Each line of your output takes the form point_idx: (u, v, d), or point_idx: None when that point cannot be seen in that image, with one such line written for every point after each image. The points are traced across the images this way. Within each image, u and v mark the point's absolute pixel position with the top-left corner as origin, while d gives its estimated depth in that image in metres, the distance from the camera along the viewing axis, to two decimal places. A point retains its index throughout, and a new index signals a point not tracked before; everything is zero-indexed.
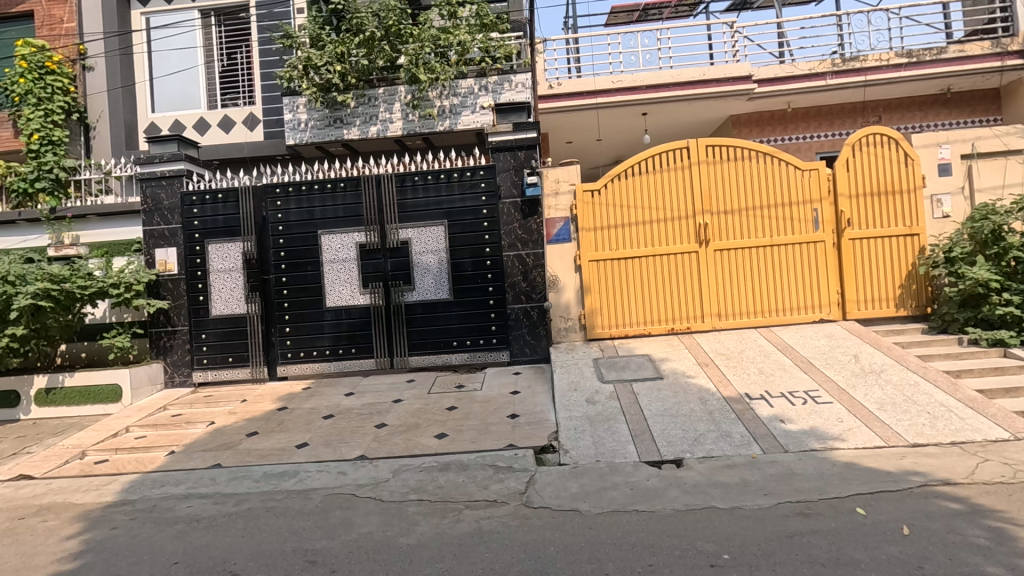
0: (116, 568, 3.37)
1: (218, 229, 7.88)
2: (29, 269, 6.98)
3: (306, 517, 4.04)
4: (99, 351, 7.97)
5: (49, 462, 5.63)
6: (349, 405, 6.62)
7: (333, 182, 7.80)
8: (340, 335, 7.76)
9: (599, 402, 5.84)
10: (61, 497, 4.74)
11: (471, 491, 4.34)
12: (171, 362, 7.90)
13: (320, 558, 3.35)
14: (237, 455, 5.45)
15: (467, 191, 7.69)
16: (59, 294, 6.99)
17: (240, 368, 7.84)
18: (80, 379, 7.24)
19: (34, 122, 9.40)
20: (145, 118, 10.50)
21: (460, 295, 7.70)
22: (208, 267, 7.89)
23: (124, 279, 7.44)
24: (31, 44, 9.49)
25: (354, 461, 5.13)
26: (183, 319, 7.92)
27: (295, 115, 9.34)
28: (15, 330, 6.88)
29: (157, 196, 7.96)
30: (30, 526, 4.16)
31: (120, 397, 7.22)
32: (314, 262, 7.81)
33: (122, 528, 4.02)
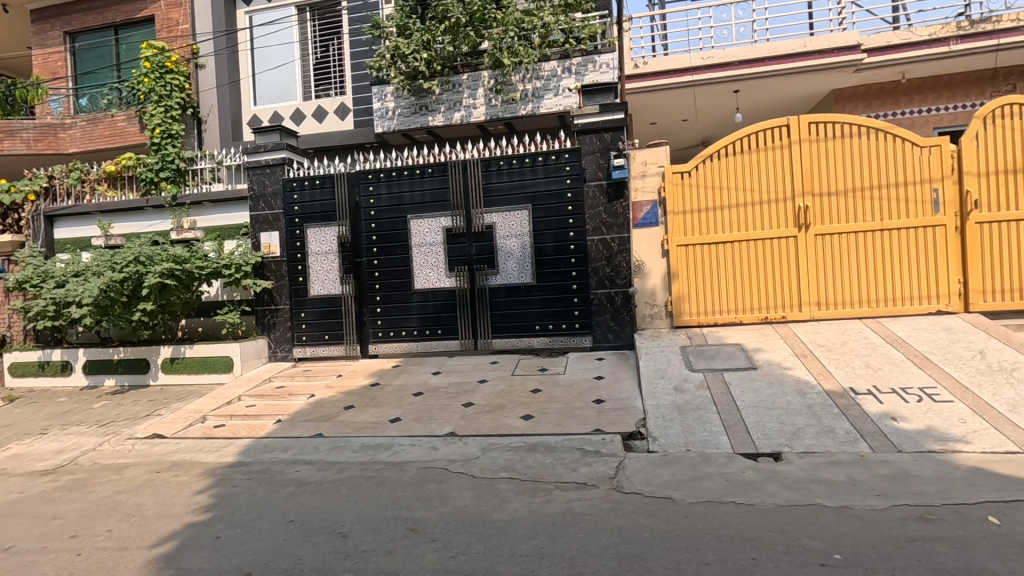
0: (240, 521, 3.71)
1: (315, 214, 8.36)
2: (155, 251, 7.71)
3: (403, 487, 4.24)
4: (213, 326, 8.74)
5: (176, 423, 6.27)
6: (437, 383, 6.86)
7: (421, 168, 8.03)
8: (427, 317, 8.03)
9: (688, 391, 5.68)
10: (189, 456, 5.28)
11: (560, 472, 4.38)
12: (274, 338, 8.51)
13: (419, 526, 3.51)
14: (336, 426, 5.81)
15: (552, 175, 7.66)
16: (181, 273, 7.73)
17: (335, 346, 8.32)
18: (198, 351, 7.99)
19: (156, 117, 10.38)
20: (249, 111, 11.23)
21: (543, 280, 7.71)
22: (307, 249, 8.41)
23: (234, 261, 8.09)
24: (153, 46, 10.46)
25: (444, 437, 5.32)
26: (285, 299, 8.48)
27: (383, 103, 9.67)
28: (146, 305, 7.68)
29: (262, 183, 8.54)
30: (166, 480, 4.67)
31: (231, 368, 7.89)
32: (403, 246, 8.12)
33: (242, 486, 4.42)
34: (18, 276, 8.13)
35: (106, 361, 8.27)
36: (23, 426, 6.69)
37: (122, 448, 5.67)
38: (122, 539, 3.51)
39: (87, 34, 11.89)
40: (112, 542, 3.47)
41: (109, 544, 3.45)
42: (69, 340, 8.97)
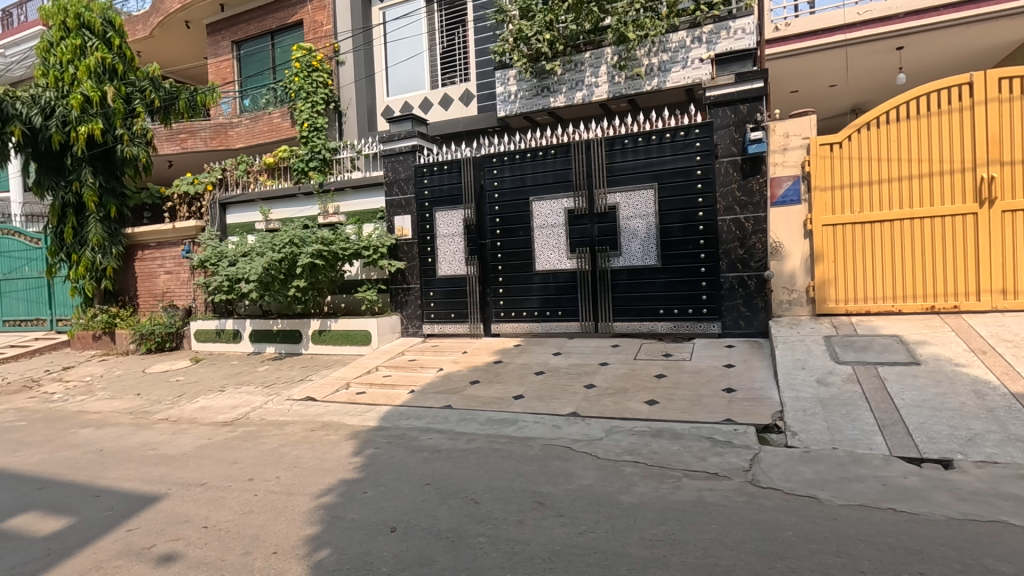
0: (384, 480, 4.06)
1: (444, 198, 8.77)
2: (306, 234, 8.56)
3: (529, 461, 4.37)
4: (354, 302, 9.57)
5: (326, 388, 7.00)
6: (558, 364, 6.94)
7: (544, 150, 8.07)
8: (548, 298, 8.12)
9: (834, 384, 5.18)
10: (337, 418, 5.88)
11: (688, 460, 4.23)
12: (406, 315, 9.13)
13: (547, 501, 3.59)
14: (464, 400, 6.11)
15: (680, 152, 7.30)
16: (328, 254, 8.52)
17: (460, 324, 8.73)
18: (341, 324, 8.81)
19: (305, 113, 11.39)
20: (383, 102, 11.96)
21: (668, 262, 7.43)
22: (436, 232, 8.87)
23: (372, 243, 8.76)
24: (303, 48, 11.53)
25: (567, 417, 5.38)
26: (416, 278, 9.04)
27: (506, 87, 9.79)
28: (299, 283, 8.59)
29: (396, 170, 9.11)
30: (319, 437, 5.23)
31: (369, 341, 8.60)
32: (525, 227, 8.25)
33: (383, 449, 4.82)
34: (201, 256, 9.48)
35: (267, 330, 9.42)
36: (206, 383, 7.86)
37: (282, 407, 6.44)
38: (288, 485, 4.01)
39: (250, 42, 13.40)
40: (281, 488, 3.96)
41: (279, 489, 3.95)
42: (238, 311, 10.35)
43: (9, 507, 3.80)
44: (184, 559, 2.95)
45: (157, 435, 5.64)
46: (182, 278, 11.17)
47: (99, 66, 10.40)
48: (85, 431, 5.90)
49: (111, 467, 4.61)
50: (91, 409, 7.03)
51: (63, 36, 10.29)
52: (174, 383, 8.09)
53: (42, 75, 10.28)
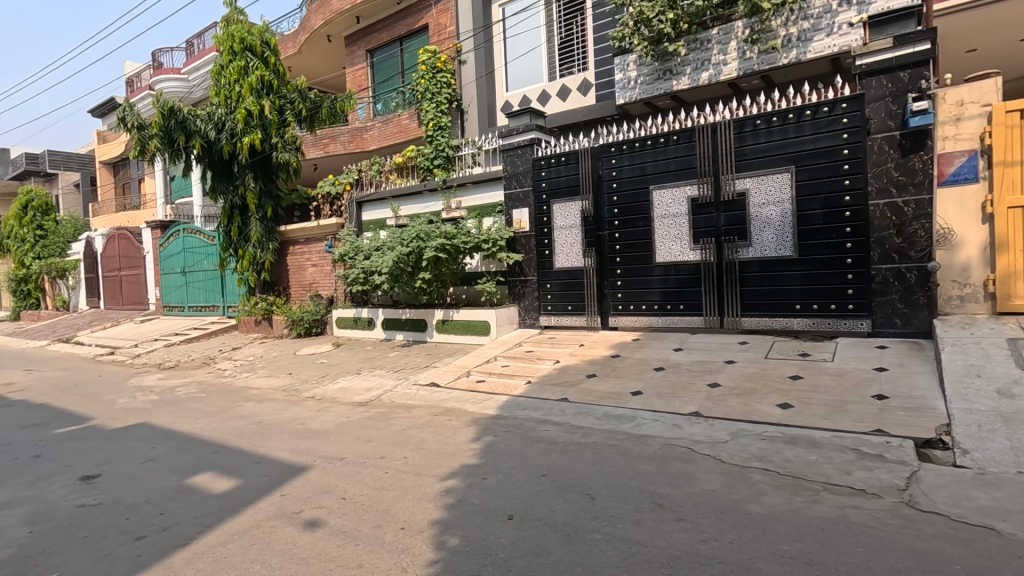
0: (502, 468, 4.17)
1: (561, 189, 8.78)
2: (431, 228, 9.03)
3: (647, 460, 4.23)
4: (474, 294, 9.94)
5: (449, 375, 7.37)
6: (679, 360, 6.65)
7: (666, 137, 7.73)
8: (669, 291, 7.79)
9: (1019, 397, 4.37)
10: (459, 405, 6.16)
11: (829, 472, 3.82)
12: (524, 307, 9.28)
13: (666, 502, 3.45)
14: (580, 393, 6.09)
15: (822, 131, 6.59)
16: (451, 247, 8.92)
17: (577, 316, 8.70)
18: (463, 315, 9.20)
19: (431, 113, 12.01)
20: (502, 97, 12.17)
21: (806, 252, 6.76)
22: (553, 224, 8.90)
23: (492, 236, 9.01)
24: (428, 50, 12.13)
25: (689, 416, 5.12)
26: (533, 270, 9.15)
27: (625, 73, 9.48)
28: (425, 275, 9.09)
29: (515, 164, 9.27)
30: (442, 422, 5.52)
31: (489, 331, 8.88)
32: (645, 218, 7.97)
33: (501, 437, 4.95)
34: (341, 250, 10.39)
35: (397, 319, 10.12)
36: (345, 366, 8.66)
37: (410, 391, 6.90)
38: (415, 466, 4.27)
39: (382, 50, 14.37)
40: (408, 468, 4.24)
41: (406, 469, 4.23)
42: (372, 301, 11.22)
43: (193, 466, 4.49)
44: (326, 526, 3.27)
45: (304, 411, 6.32)
46: (325, 271, 12.37)
47: (258, 83, 11.80)
48: (249, 405, 6.78)
49: (268, 438, 5.24)
50: (254, 385, 8.06)
51: (231, 59, 11.82)
52: (319, 365, 9.01)
53: (216, 94, 11.90)
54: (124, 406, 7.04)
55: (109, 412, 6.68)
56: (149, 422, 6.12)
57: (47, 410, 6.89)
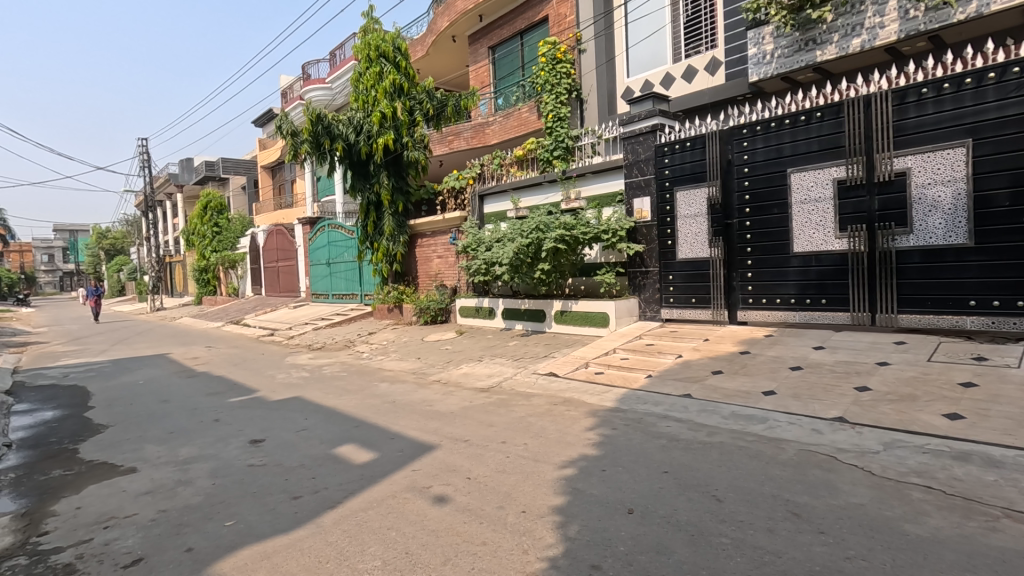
0: (622, 461, 4.11)
1: (686, 176, 8.39)
2: (550, 220, 9.09)
3: (781, 466, 3.92)
4: (593, 285, 9.87)
5: (567, 365, 7.41)
6: (820, 359, 6.06)
7: (807, 114, 7.04)
8: (808, 284, 7.14)
9: None
10: (577, 396, 6.17)
11: (1012, 497, 3.26)
12: (644, 298, 9.03)
13: (804, 513, 3.18)
14: (705, 390, 5.80)
15: (1010, 96, 5.60)
16: (570, 238, 8.92)
17: (701, 309, 8.29)
18: (581, 306, 9.18)
19: (550, 104, 12.08)
20: (623, 83, 11.78)
21: (985, 240, 5.81)
22: (676, 212, 8.55)
23: (612, 226, 8.85)
24: (548, 42, 12.17)
25: (831, 421, 4.66)
26: (654, 261, 8.85)
27: (760, 47, 8.75)
28: (544, 265, 9.19)
29: (636, 151, 9.00)
30: (561, 412, 5.58)
31: (607, 323, 8.76)
32: (781, 204, 7.36)
33: (620, 431, 4.88)
34: (464, 242, 10.80)
35: (516, 309, 10.37)
36: (468, 353, 9.07)
37: (530, 380, 7.06)
38: (535, 453, 4.36)
39: (503, 45, 14.67)
40: (528, 454, 4.34)
41: (527, 455, 4.33)
42: (493, 291, 11.58)
43: (338, 437, 5.00)
44: (453, 503, 3.47)
45: (432, 394, 6.73)
46: (450, 262, 13.02)
47: (392, 87, 12.65)
48: (383, 385, 7.38)
49: (400, 417, 5.67)
50: (387, 367, 8.75)
51: (368, 66, 12.79)
52: (444, 351, 9.53)
53: (355, 100, 12.98)
54: (281, 381, 8.02)
55: (270, 386, 7.63)
56: (302, 396, 6.90)
57: (224, 382, 8.05)
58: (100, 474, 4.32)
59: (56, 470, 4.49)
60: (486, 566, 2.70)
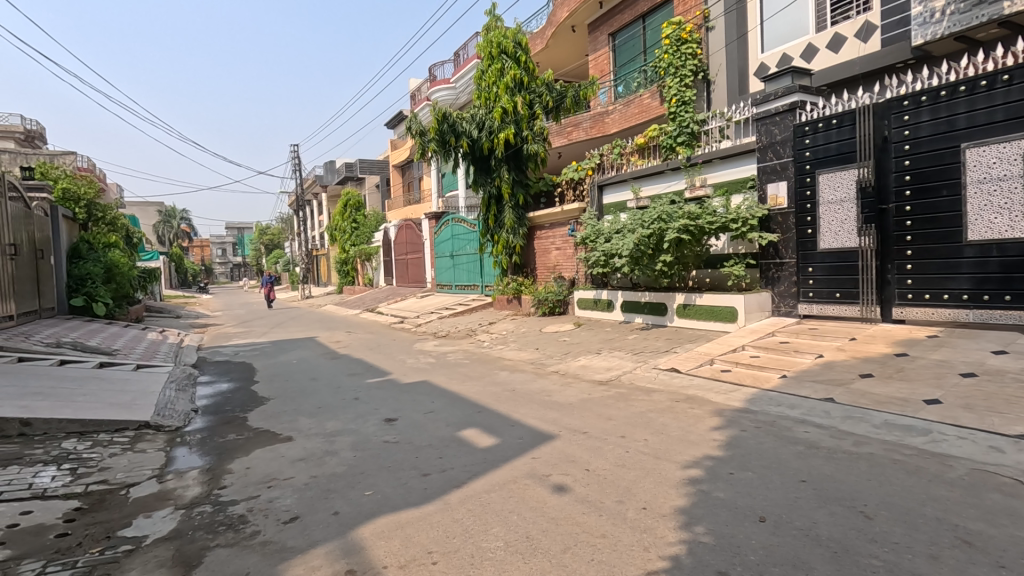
0: (753, 465, 3.85)
1: (831, 157, 7.59)
2: (673, 209, 8.72)
3: (948, 486, 3.42)
4: (719, 277, 9.34)
5: (691, 361, 7.10)
6: (1000, 366, 5.18)
7: (990, 78, 6.01)
8: (987, 277, 6.15)
9: None
10: (702, 393, 5.89)
11: None
12: (778, 292, 8.35)
13: (978, 541, 2.75)
14: (851, 394, 5.23)
15: None
16: (694, 228, 8.48)
17: (847, 305, 7.51)
18: (706, 299, 8.71)
19: (674, 88, 11.62)
20: (756, 59, 10.80)
21: None
22: (818, 198, 7.78)
23: (742, 215, 8.26)
24: (673, 22, 11.65)
25: (1015, 439, 3.97)
26: (791, 252, 8.14)
27: (927, 5, 7.62)
28: (666, 257, 8.85)
29: (771, 132, 8.31)
30: (684, 409, 5.35)
31: (736, 318, 8.24)
32: (952, 184, 6.38)
33: (751, 433, 4.57)
34: (582, 234, 10.68)
35: (636, 302, 10.12)
36: (587, 345, 9.03)
37: (650, 375, 6.87)
38: (657, 450, 4.23)
39: (624, 31, 14.28)
40: (649, 450, 4.23)
41: (647, 451, 4.23)
42: (612, 283, 11.41)
43: (462, 421, 5.25)
44: (572, 493, 3.49)
45: (550, 384, 6.81)
46: (568, 254, 13.08)
47: (512, 82, 12.88)
48: (503, 374, 7.61)
49: (520, 405, 5.82)
50: (507, 357, 9.01)
51: (490, 63, 13.15)
52: (562, 342, 9.58)
53: (478, 97, 13.43)
54: (411, 365, 8.61)
55: (402, 369, 8.22)
56: (429, 380, 7.34)
57: (362, 364, 8.83)
58: (264, 440, 4.95)
59: (231, 434, 5.23)
60: (606, 559, 2.68)
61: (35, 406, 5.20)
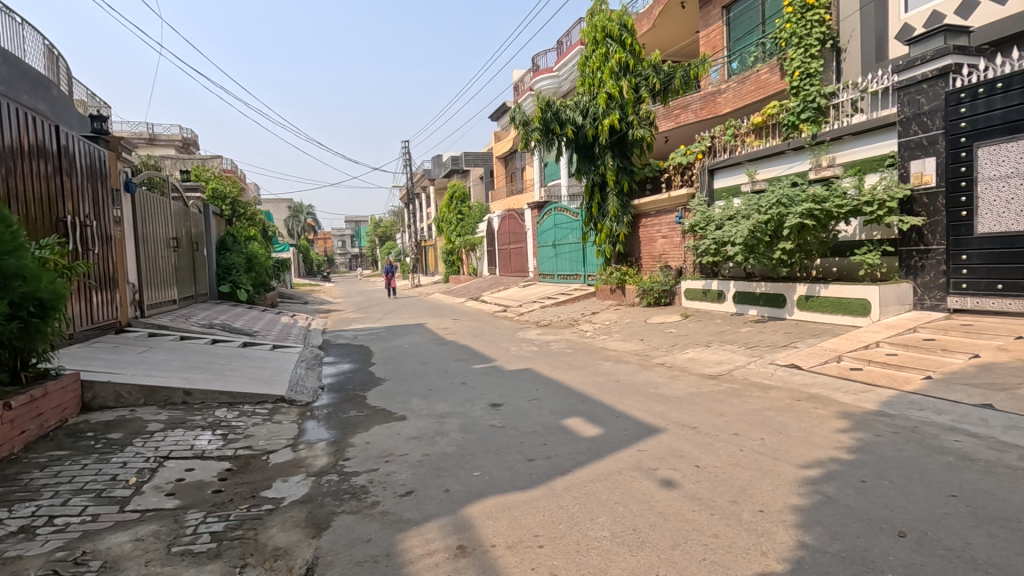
0: (889, 474, 3.47)
1: (994, 127, 6.62)
2: (795, 192, 8.04)
3: None
4: (849, 266, 8.50)
5: (814, 358, 6.53)
6: None
7: None
8: None
9: None
10: (827, 392, 5.41)
11: None
12: (921, 283, 7.42)
13: None
14: (1015, 401, 4.52)
15: None
16: (820, 213, 7.77)
17: (1011, 298, 6.55)
18: (832, 291, 7.96)
19: (797, 60, 10.58)
20: (897, 21, 9.59)
21: None
22: (975, 174, 6.82)
23: (878, 196, 7.42)
24: None
25: None
26: (940, 238, 7.19)
27: None
28: (786, 244, 8.19)
29: (916, 102, 7.35)
30: (806, 409, 4.95)
31: (868, 311, 7.45)
32: None
33: (886, 438, 4.12)
34: (691, 221, 10.16)
35: (751, 293, 9.50)
36: (695, 338, 8.64)
37: (767, 371, 6.42)
38: (774, 451, 3.96)
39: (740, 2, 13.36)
40: (766, 450, 3.97)
41: (764, 451, 3.97)
42: (723, 273, 10.81)
43: (566, 410, 5.27)
44: (681, 489, 3.37)
45: (655, 376, 6.61)
46: (676, 242, 12.59)
47: (617, 66, 12.55)
48: (607, 364, 7.51)
49: (625, 396, 5.71)
50: (610, 347, 8.88)
51: (594, 48, 12.92)
52: (668, 334, 9.25)
53: (582, 84, 13.25)
54: (514, 353, 8.78)
55: (506, 357, 8.41)
56: (532, 368, 7.44)
57: (468, 350, 9.15)
58: (381, 418, 5.31)
59: (352, 410, 5.67)
60: (720, 560, 2.56)
61: (195, 378, 5.97)
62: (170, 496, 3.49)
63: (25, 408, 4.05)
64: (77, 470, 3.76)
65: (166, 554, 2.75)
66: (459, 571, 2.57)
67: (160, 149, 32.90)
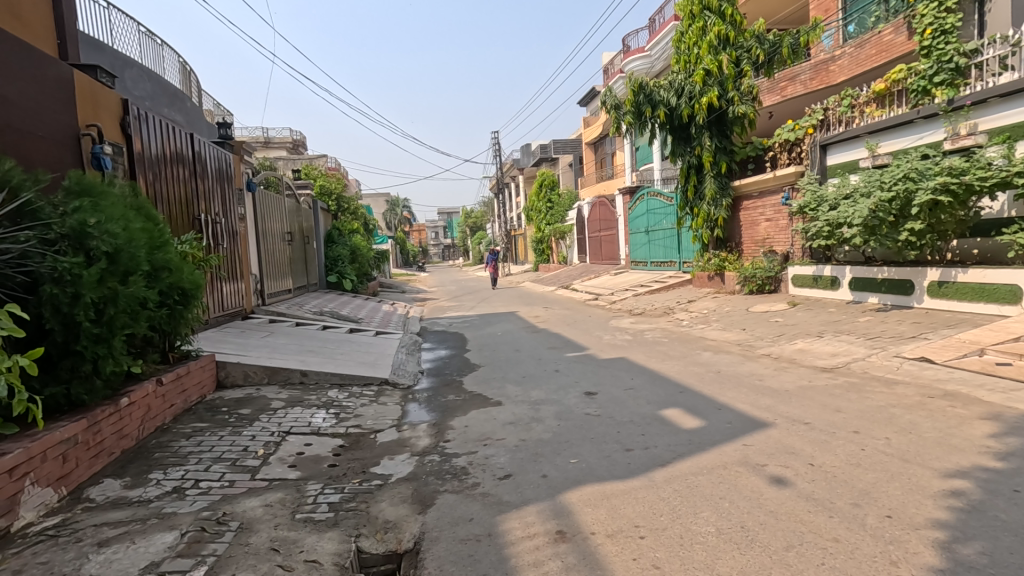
0: None
1: None
2: (927, 165, 7.19)
3: None
4: (994, 248, 7.50)
5: (949, 351, 5.83)
6: None
7: None
8: None
9: None
10: (966, 390, 4.82)
11: None
12: None
13: None
14: None
15: None
16: (958, 187, 6.89)
17: None
18: (972, 276, 7.06)
19: (928, 16, 8.81)
20: None
21: None
22: None
23: None
24: None
25: None
26: None
27: None
28: (915, 224, 7.36)
29: None
30: (941, 407, 4.44)
31: (1019, 299, 6.55)
32: None
33: None
34: (800, 202, 9.40)
35: (871, 279, 8.64)
36: (805, 328, 8.03)
37: (892, 364, 5.83)
38: (903, 452, 3.59)
39: None
40: (893, 451, 3.61)
41: (890, 451, 3.61)
42: (836, 258, 9.95)
43: (663, 400, 5.12)
44: (794, 487, 3.16)
45: (761, 368, 6.23)
46: (782, 226, 11.76)
47: (716, 39, 11.87)
48: (706, 354, 7.19)
49: (727, 388, 5.44)
50: (710, 337, 8.49)
51: (691, 23, 12.27)
52: (774, 323, 8.66)
53: (677, 61, 12.67)
54: (608, 341, 8.66)
55: (599, 345, 8.32)
56: (626, 358, 7.30)
57: (561, 339, 9.14)
58: (478, 403, 5.45)
59: (451, 395, 5.88)
60: (840, 565, 2.37)
61: (310, 361, 6.47)
62: (292, 467, 3.82)
63: (173, 384, 4.60)
64: (215, 441, 4.22)
65: (292, 520, 3.03)
66: (560, 556, 2.58)
67: (274, 150, 35.95)
